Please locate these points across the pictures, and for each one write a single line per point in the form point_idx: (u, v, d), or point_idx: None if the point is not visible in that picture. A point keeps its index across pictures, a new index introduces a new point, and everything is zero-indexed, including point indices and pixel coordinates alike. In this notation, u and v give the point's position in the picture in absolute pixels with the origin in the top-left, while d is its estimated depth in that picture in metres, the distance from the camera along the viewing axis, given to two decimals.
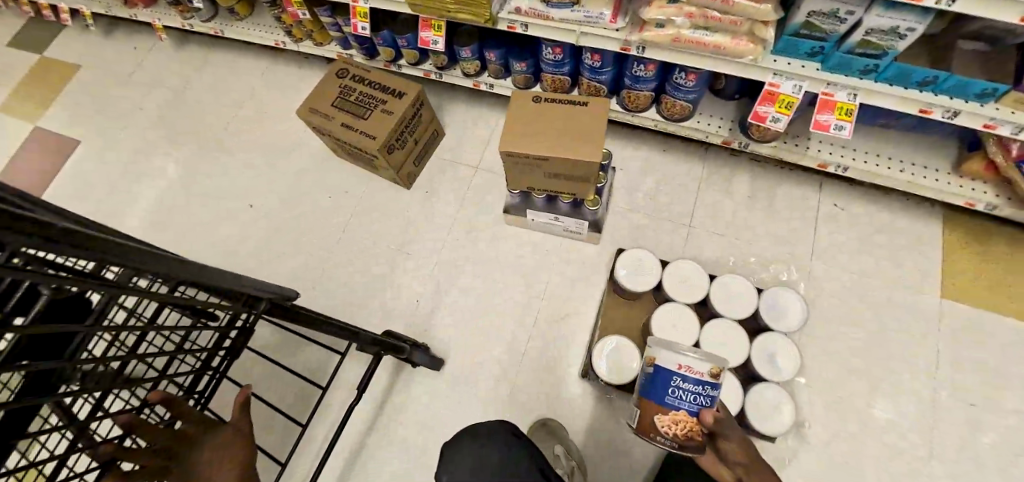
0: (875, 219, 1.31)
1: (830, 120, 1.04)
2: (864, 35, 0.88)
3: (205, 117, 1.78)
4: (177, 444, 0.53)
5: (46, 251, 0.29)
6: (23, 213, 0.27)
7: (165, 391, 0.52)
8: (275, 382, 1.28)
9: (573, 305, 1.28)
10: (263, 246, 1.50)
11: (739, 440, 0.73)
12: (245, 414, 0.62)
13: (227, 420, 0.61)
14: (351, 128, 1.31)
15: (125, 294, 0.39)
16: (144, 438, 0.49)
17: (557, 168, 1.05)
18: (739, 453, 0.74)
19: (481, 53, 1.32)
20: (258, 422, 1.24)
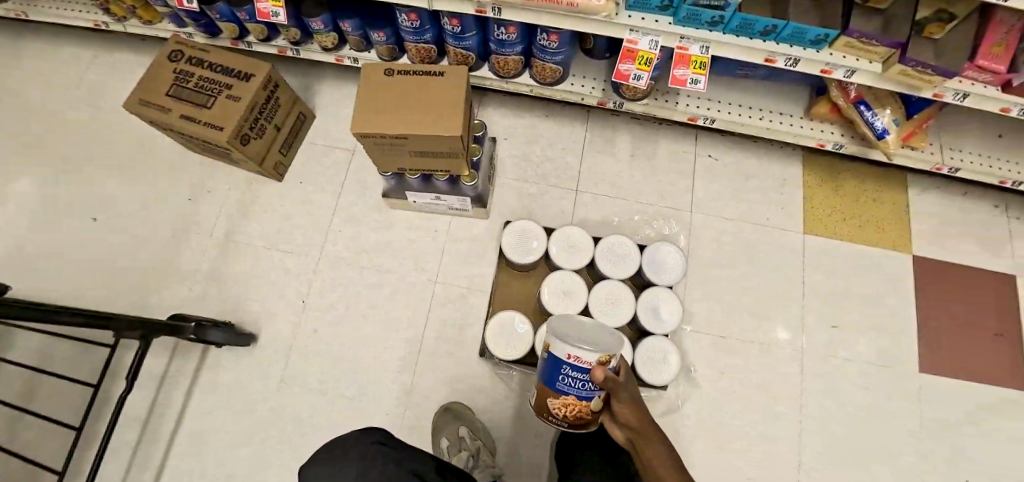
0: (746, 166, 1.39)
1: (686, 74, 1.06)
2: None
3: (21, 119, 1.48)
4: None
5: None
6: None
7: None
8: (52, 390, 1.20)
9: (468, 285, 1.24)
10: (114, 265, 1.30)
11: (631, 397, 0.69)
12: None
13: None
14: (193, 119, 1.14)
15: None
16: None
17: (421, 146, 0.98)
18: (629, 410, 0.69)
19: (336, 24, 1.19)
20: (34, 437, 1.16)
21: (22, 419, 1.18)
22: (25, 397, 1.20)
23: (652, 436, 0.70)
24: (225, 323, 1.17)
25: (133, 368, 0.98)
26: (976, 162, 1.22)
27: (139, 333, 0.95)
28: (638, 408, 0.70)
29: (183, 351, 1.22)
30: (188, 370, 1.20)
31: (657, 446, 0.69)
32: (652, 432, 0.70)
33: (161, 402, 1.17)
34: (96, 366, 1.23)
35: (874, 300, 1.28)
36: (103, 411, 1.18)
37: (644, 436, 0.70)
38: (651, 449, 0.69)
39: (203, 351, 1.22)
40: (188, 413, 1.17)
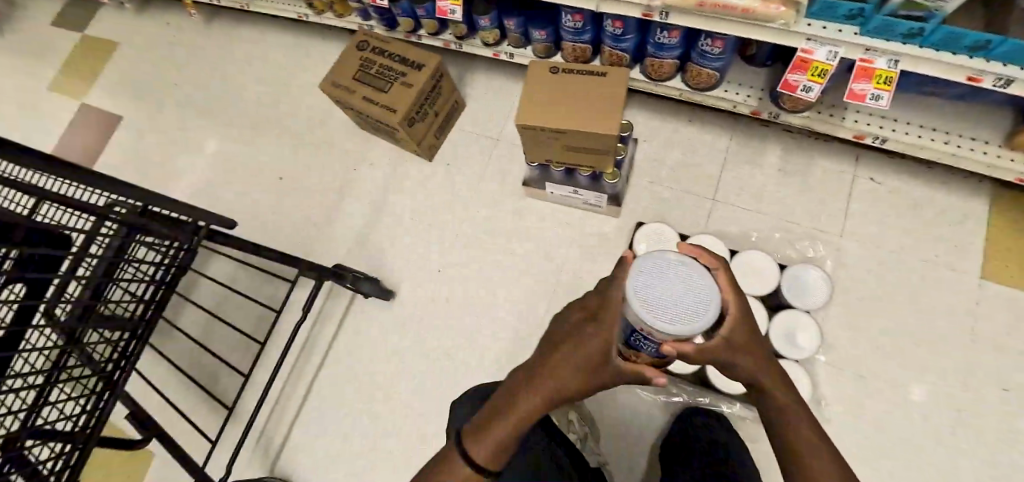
0: (917, 194, 1.24)
1: (867, 89, 0.99)
2: None
3: (235, 93, 1.82)
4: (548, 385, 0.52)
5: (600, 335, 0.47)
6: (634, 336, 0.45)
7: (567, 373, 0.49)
8: (241, 311, 1.51)
9: (592, 279, 1.28)
10: (295, 217, 1.56)
11: (737, 342, 0.48)
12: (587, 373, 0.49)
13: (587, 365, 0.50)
14: (372, 102, 1.32)
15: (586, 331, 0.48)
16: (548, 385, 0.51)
17: (575, 142, 1.04)
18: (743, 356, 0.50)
19: (501, 22, 1.29)
20: (226, 346, 1.48)
21: (219, 328, 1.51)
22: (226, 311, 1.51)
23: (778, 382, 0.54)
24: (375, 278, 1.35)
25: (308, 303, 1.20)
26: None
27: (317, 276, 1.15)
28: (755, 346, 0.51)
29: (337, 298, 1.43)
30: (341, 315, 1.41)
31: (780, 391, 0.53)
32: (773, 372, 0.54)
33: (320, 336, 1.40)
34: (278, 296, 1.49)
35: None
36: (279, 335, 1.43)
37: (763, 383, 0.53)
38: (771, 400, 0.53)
39: (353, 300, 1.41)
40: (337, 351, 1.37)
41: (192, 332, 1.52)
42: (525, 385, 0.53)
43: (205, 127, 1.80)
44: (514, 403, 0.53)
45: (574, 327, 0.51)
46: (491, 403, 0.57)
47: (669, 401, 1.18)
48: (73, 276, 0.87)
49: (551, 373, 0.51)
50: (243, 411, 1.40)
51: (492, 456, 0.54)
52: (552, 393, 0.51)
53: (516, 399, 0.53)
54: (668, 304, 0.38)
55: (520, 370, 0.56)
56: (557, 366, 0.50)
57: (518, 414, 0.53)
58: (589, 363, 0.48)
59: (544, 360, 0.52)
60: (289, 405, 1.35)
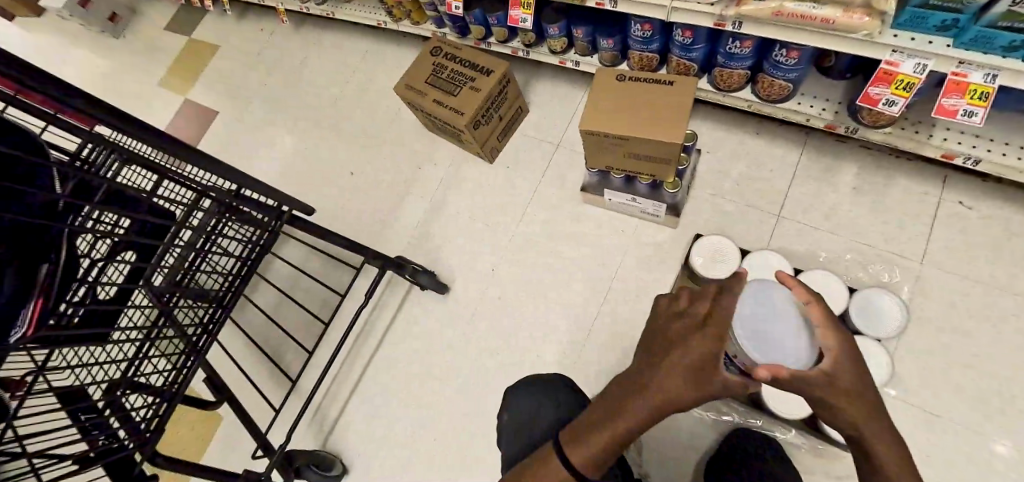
0: (1018, 222, 1.13)
1: (958, 105, 0.93)
2: (1010, 6, 0.73)
3: (316, 94, 1.98)
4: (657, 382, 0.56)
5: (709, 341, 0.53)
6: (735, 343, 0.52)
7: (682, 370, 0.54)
8: (309, 293, 1.63)
9: (644, 288, 1.27)
10: (363, 209, 1.68)
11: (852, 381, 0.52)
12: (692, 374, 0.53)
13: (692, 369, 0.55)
14: (441, 104, 1.40)
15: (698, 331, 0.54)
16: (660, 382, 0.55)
17: (638, 149, 1.05)
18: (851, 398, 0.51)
19: (569, 30, 1.33)
20: (294, 323, 1.60)
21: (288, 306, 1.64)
22: (297, 293, 1.64)
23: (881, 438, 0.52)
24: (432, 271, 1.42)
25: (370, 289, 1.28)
26: None
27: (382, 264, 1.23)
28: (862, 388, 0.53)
29: (395, 287, 1.52)
30: (397, 303, 1.49)
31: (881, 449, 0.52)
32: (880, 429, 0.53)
33: (378, 322, 1.49)
34: (343, 281, 1.59)
35: None
36: (342, 317, 1.53)
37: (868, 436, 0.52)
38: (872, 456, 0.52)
39: (409, 291, 1.49)
40: (392, 337, 1.45)
41: (266, 307, 1.66)
42: (630, 389, 0.57)
43: (288, 123, 1.97)
44: (621, 408, 0.57)
45: (678, 334, 0.56)
46: (595, 410, 0.61)
47: (720, 419, 1.14)
48: (173, 246, 0.97)
49: (658, 376, 0.54)
50: (305, 386, 1.51)
51: (598, 458, 0.58)
52: (662, 397, 0.53)
53: (622, 403, 0.57)
54: (778, 345, 0.60)
55: (625, 378, 0.60)
56: (664, 372, 0.54)
57: (625, 420, 0.56)
58: (693, 363, 0.52)
59: (649, 366, 0.56)
60: (346, 384, 1.44)
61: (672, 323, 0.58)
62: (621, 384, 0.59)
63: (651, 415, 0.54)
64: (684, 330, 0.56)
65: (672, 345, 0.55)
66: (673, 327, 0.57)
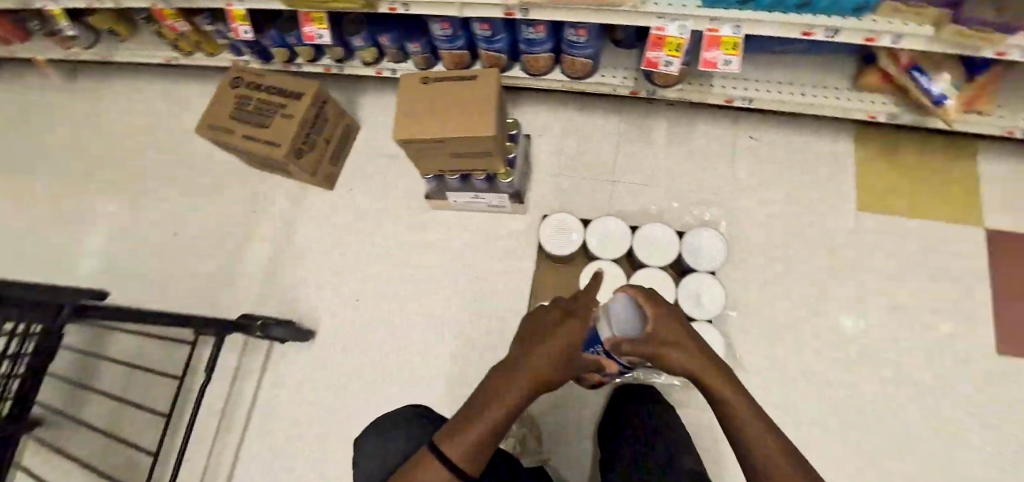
0: (791, 144, 1.34)
1: (718, 56, 1.03)
2: None
3: (110, 151, 1.68)
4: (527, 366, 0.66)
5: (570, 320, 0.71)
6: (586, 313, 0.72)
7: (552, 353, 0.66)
8: (147, 385, 1.39)
9: (510, 279, 1.28)
10: (199, 272, 1.47)
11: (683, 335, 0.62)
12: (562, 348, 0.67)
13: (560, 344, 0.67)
14: (253, 139, 1.25)
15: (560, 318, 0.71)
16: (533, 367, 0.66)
17: (457, 148, 1.03)
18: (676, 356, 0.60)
19: (375, 39, 1.27)
20: (138, 425, 1.35)
21: (127, 408, 1.38)
22: (122, 389, 1.39)
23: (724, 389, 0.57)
24: (289, 321, 1.28)
25: (212, 362, 1.11)
26: None
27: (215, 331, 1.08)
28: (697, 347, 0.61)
29: (254, 348, 1.35)
30: (260, 365, 1.33)
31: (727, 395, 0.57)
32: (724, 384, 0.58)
33: (243, 393, 1.31)
34: (179, 360, 1.40)
35: (943, 277, 1.21)
36: (187, 401, 1.34)
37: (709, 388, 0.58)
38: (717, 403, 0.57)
39: (272, 349, 1.34)
40: (262, 406, 1.29)
41: (96, 418, 1.38)
42: (501, 381, 0.64)
43: (80, 193, 1.64)
44: (493, 398, 0.62)
45: (550, 325, 0.70)
46: (468, 411, 0.64)
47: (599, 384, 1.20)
48: None
49: (524, 361, 0.65)
50: None
51: (472, 455, 0.59)
52: (534, 371, 0.63)
53: (496, 393, 0.63)
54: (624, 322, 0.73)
55: (495, 373, 0.67)
56: (530, 357, 0.65)
57: (497, 407, 0.61)
58: (560, 343, 0.67)
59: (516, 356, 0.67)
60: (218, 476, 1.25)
61: (545, 319, 0.72)
62: (494, 378, 0.66)
63: (519, 399, 0.62)
64: (555, 323, 0.70)
65: (538, 336, 0.68)
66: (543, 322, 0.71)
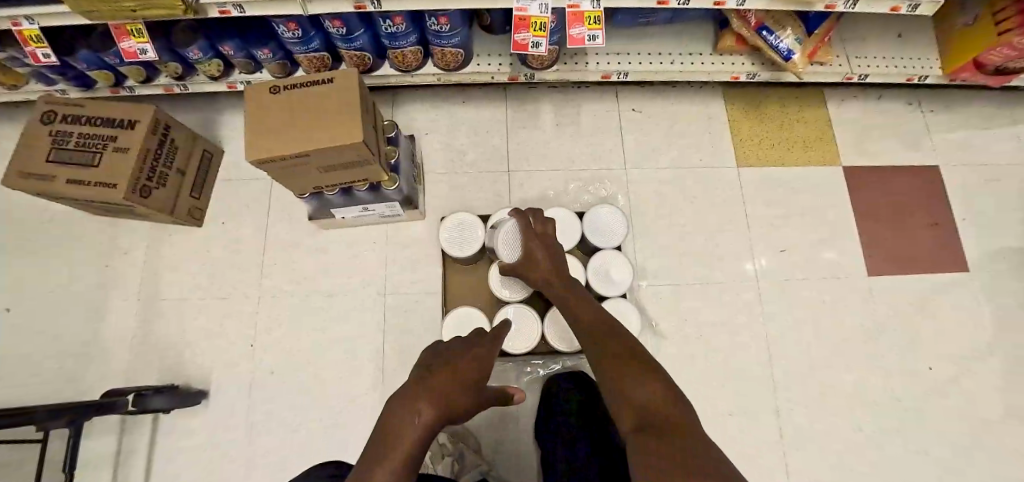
0: (671, 112, 1.40)
1: (583, 32, 0.99)
2: None
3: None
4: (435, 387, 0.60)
5: (465, 352, 0.73)
6: (483, 346, 0.78)
7: (453, 377, 0.64)
8: None
9: (420, 289, 1.22)
10: (48, 349, 1.23)
11: (545, 249, 0.96)
12: (462, 372, 0.66)
13: (461, 368, 0.67)
14: (81, 183, 1.04)
15: (455, 351, 0.73)
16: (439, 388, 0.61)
17: (326, 161, 0.92)
18: (640, 393, 0.56)
19: (217, 49, 1.12)
20: None
21: None
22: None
23: (683, 432, 0.47)
24: (170, 386, 1.11)
25: (71, 456, 0.92)
26: (880, 66, 1.28)
27: (65, 420, 0.89)
28: (674, 399, 0.55)
29: (134, 426, 1.15)
30: (144, 443, 1.14)
31: (683, 434, 0.46)
32: (687, 430, 0.48)
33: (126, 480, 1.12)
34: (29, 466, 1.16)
35: (810, 216, 1.35)
36: None
37: (664, 426, 0.49)
38: (664, 432, 0.47)
39: (157, 420, 1.16)
40: None
41: None
42: (401, 416, 0.54)
43: None
44: (399, 429, 0.52)
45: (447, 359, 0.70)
46: (364, 462, 0.49)
47: (527, 381, 1.16)
48: None
49: (428, 388, 0.59)
50: None
51: None
52: (435, 388, 0.59)
53: (399, 429, 0.52)
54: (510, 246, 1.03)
55: (392, 409, 0.56)
56: (433, 384, 0.60)
57: (404, 441, 0.50)
58: (459, 371, 0.67)
59: (415, 388, 0.60)
60: None
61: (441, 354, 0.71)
62: (390, 416, 0.55)
63: (427, 430, 0.53)
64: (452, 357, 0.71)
65: (439, 367, 0.65)
66: (442, 357, 0.69)
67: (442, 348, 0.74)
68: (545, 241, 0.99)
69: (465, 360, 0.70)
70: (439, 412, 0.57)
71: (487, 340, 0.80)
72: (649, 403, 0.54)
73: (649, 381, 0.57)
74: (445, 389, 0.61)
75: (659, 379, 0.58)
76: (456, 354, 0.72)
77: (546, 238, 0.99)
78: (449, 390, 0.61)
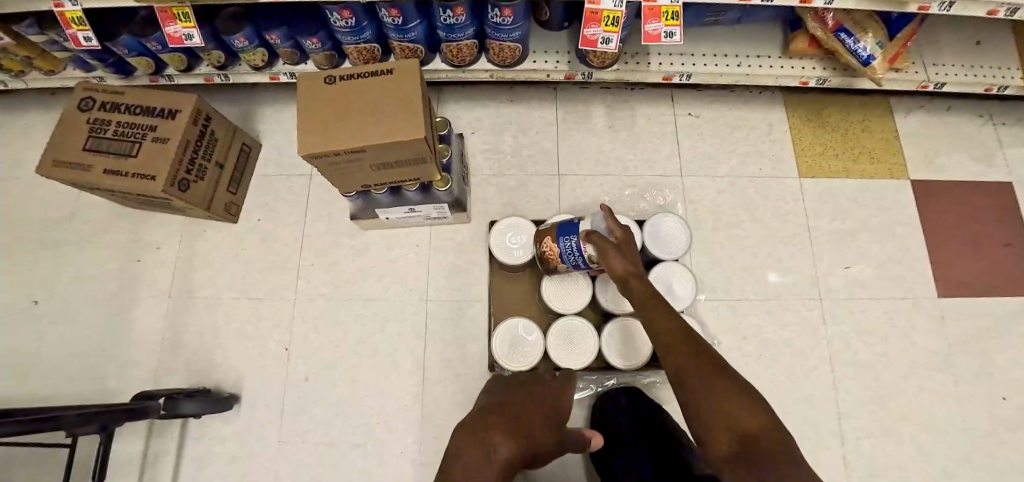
0: (729, 117, 1.33)
1: (659, 29, 0.93)
2: None
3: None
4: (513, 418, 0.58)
5: (540, 390, 0.70)
6: (557, 383, 0.74)
7: (534, 414, 0.61)
8: None
9: (464, 295, 1.16)
10: (75, 345, 1.18)
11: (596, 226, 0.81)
12: (543, 410, 0.63)
13: (539, 405, 0.64)
14: (118, 174, 0.99)
15: (529, 388, 0.70)
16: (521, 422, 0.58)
17: (380, 158, 0.86)
18: (732, 417, 0.47)
19: (262, 38, 1.07)
20: None
21: None
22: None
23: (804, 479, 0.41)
24: (203, 391, 1.05)
25: (101, 464, 0.86)
26: (960, 73, 1.20)
27: (95, 425, 0.83)
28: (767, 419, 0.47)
29: (163, 429, 1.10)
30: (173, 447, 1.08)
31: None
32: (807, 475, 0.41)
33: None
34: (59, 468, 1.13)
35: (877, 232, 1.27)
36: None
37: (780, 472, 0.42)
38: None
39: (187, 424, 1.10)
40: None
41: None
42: (476, 442, 0.52)
43: None
44: (479, 455, 0.50)
45: (527, 397, 0.67)
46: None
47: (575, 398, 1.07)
48: None
49: (504, 420, 0.57)
50: None
51: None
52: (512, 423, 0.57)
53: (472, 465, 0.49)
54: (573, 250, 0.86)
55: (468, 431, 0.55)
56: (510, 416, 0.58)
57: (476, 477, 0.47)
58: (541, 411, 0.63)
59: (486, 420, 0.57)
60: None
61: (520, 391, 0.69)
62: (460, 444, 0.53)
63: (504, 463, 0.50)
64: (533, 397, 0.67)
65: (516, 403, 0.63)
66: (519, 393, 0.67)
67: (518, 384, 0.72)
68: (630, 249, 0.72)
69: (544, 398, 0.67)
70: (521, 448, 0.53)
71: (559, 378, 0.77)
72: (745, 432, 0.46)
73: (736, 400, 0.48)
74: (526, 424, 0.58)
75: (742, 390, 0.49)
76: (534, 391, 0.69)
77: (629, 241, 0.73)
78: (529, 425, 0.58)
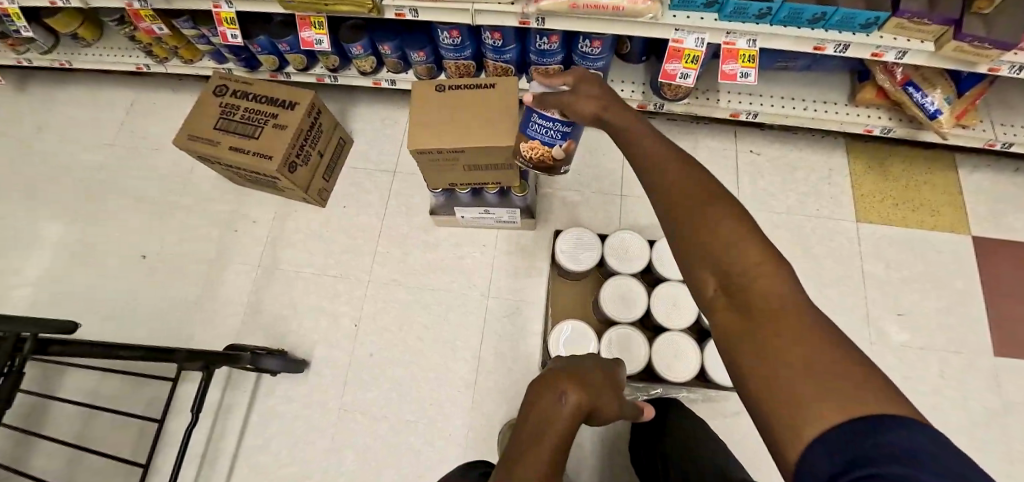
0: (790, 157, 1.39)
1: (736, 69, 1.01)
2: None
3: (37, 174, 1.52)
4: (578, 373, 0.62)
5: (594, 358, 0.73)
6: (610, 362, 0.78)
7: (599, 374, 0.65)
8: (113, 430, 1.25)
9: (523, 295, 1.24)
10: (173, 298, 1.34)
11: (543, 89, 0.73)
12: (605, 372, 0.67)
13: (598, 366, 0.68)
14: (240, 151, 1.15)
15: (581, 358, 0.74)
16: (588, 380, 0.62)
17: (474, 159, 0.97)
18: (722, 263, 0.40)
19: (374, 47, 1.22)
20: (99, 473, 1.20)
21: (85, 455, 1.22)
22: (81, 434, 1.25)
23: (802, 331, 0.34)
24: (280, 351, 1.16)
25: (197, 400, 0.98)
26: None
27: (200, 363, 0.94)
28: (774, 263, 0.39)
29: (239, 383, 1.21)
30: (246, 400, 1.20)
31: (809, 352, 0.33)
32: (808, 327, 0.35)
33: (225, 430, 1.17)
34: (157, 400, 1.28)
35: (935, 284, 1.27)
36: (163, 446, 1.20)
37: (771, 327, 0.35)
38: (769, 354, 0.34)
39: (260, 379, 1.21)
40: (248, 444, 1.16)
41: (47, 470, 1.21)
42: (549, 392, 0.57)
43: (14, 214, 1.47)
44: (551, 404, 0.55)
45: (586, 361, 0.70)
46: (516, 440, 0.54)
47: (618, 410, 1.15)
48: None
49: (571, 373, 0.61)
50: None
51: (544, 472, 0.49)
52: (577, 376, 0.61)
53: (547, 412, 0.55)
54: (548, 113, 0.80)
55: (537, 383, 0.61)
56: (575, 371, 0.62)
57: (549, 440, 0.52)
58: (603, 372, 0.67)
59: (552, 373, 0.62)
60: None
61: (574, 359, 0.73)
62: (535, 395, 0.58)
63: (575, 410, 0.55)
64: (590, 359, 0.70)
65: (579, 362, 0.67)
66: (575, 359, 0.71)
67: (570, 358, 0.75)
68: (591, 85, 0.66)
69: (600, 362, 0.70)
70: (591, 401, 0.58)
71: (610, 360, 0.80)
72: (734, 272, 0.39)
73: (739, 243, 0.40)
74: (591, 380, 0.62)
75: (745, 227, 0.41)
76: (586, 358, 0.72)
77: (586, 77, 0.67)
78: (596, 383, 0.62)
